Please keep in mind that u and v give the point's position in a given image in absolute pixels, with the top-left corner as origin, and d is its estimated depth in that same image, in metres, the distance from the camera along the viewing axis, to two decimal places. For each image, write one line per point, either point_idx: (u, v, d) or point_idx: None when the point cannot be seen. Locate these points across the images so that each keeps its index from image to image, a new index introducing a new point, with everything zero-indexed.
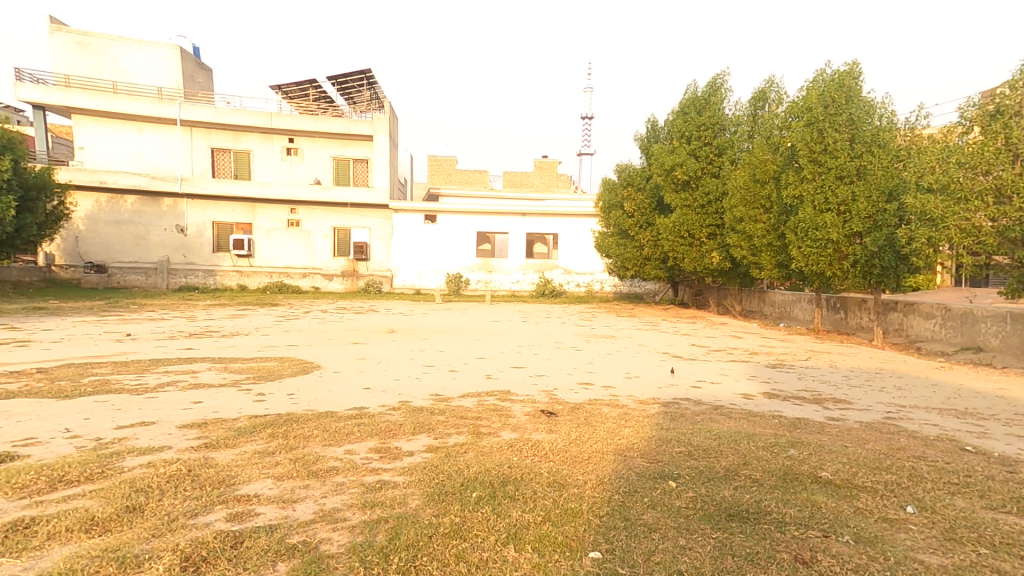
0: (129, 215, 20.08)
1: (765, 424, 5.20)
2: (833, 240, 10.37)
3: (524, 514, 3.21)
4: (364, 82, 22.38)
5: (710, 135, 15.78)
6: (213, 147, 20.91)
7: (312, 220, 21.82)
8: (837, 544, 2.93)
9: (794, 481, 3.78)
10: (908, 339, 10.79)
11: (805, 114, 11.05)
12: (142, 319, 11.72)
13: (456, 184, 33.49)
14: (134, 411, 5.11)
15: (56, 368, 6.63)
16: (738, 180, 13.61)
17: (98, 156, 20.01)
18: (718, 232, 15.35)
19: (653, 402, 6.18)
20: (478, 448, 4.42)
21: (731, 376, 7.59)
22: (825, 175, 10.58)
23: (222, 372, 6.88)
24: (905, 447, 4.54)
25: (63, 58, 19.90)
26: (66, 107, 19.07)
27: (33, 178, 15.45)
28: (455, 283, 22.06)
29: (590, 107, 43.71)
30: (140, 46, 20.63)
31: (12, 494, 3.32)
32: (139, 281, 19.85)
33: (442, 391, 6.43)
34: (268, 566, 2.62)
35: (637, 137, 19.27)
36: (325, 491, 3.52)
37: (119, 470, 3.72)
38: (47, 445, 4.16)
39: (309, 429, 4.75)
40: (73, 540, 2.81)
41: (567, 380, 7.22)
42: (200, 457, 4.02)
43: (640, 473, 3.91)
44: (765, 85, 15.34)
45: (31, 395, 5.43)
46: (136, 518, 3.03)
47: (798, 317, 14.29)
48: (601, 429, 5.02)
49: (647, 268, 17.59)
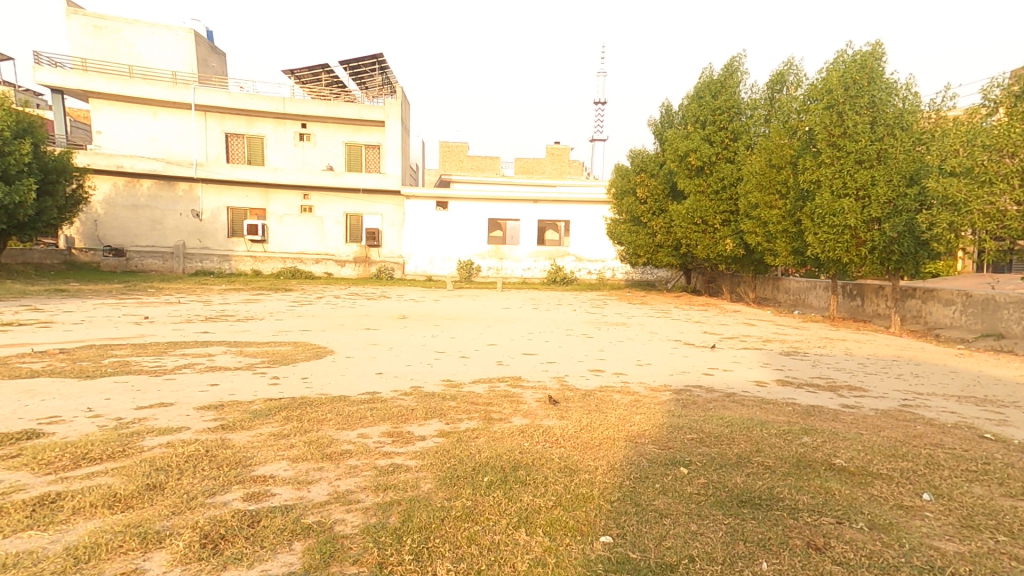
0: (145, 200, 20.25)
1: (778, 411, 5.17)
2: (850, 226, 10.20)
3: (535, 498, 3.23)
4: (376, 66, 22.29)
5: (726, 119, 15.50)
6: (227, 132, 21.01)
7: (324, 206, 21.90)
8: (851, 530, 2.92)
9: (807, 468, 3.76)
10: (926, 326, 10.65)
11: (824, 97, 10.81)
12: (160, 302, 11.95)
13: (468, 170, 33.40)
14: (152, 392, 5.21)
15: (77, 349, 6.77)
16: (754, 166, 13.37)
17: (114, 140, 20.21)
18: (732, 219, 15.15)
19: (665, 389, 6.17)
20: (489, 433, 4.45)
21: (744, 364, 7.53)
22: (844, 159, 10.37)
23: (238, 356, 6.99)
24: (921, 435, 4.48)
25: (79, 42, 20.02)
26: (83, 91, 19.24)
27: (53, 162, 15.59)
28: (466, 270, 22.09)
29: (603, 91, 43.01)
30: (156, 30, 20.71)
31: (38, 470, 3.40)
32: (157, 265, 20.24)
33: (454, 377, 6.50)
34: (284, 545, 2.67)
35: (651, 122, 19.00)
36: (338, 473, 3.57)
37: (139, 449, 3.80)
38: (70, 423, 4.25)
39: (323, 413, 4.81)
40: (97, 515, 2.89)
41: (578, 367, 7.25)
42: (217, 438, 4.09)
43: (651, 460, 3.92)
44: (783, 68, 14.96)
45: (54, 375, 5.57)
46: (156, 496, 3.10)
47: (813, 304, 14.12)
48: (612, 416, 5.02)
49: (659, 255, 17.45)
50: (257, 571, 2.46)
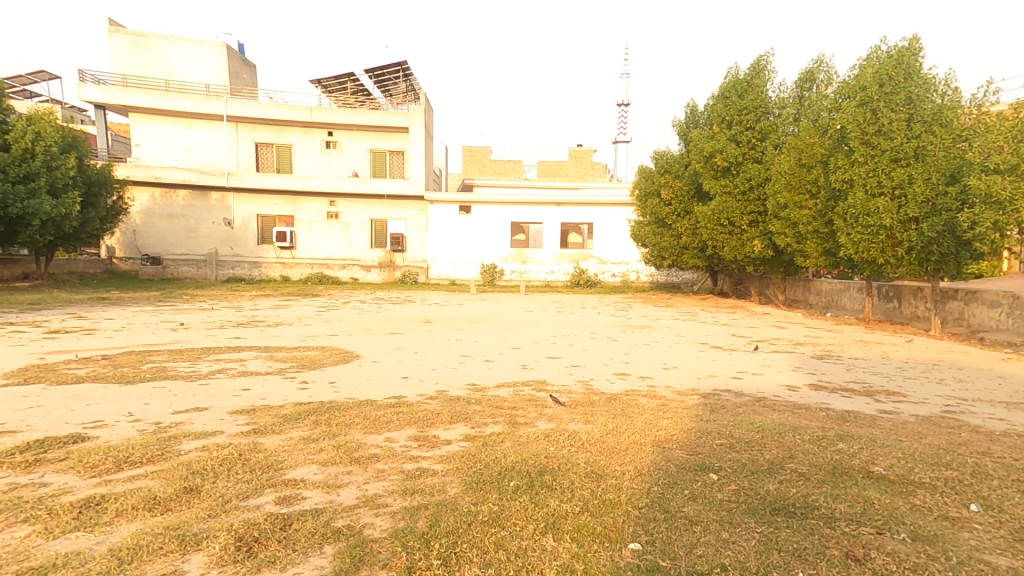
0: (181, 209, 20.90)
1: (812, 417, 5.06)
2: (886, 226, 9.91)
3: (562, 504, 3.21)
4: (400, 74, 22.50)
5: (753, 119, 15.20)
6: (257, 141, 21.53)
7: (350, 212, 22.26)
8: (893, 541, 2.82)
9: (844, 476, 3.66)
10: (969, 329, 10.27)
11: (858, 94, 10.53)
12: (194, 308, 12.33)
13: (490, 174, 33.55)
14: (189, 397, 5.37)
15: (118, 355, 7.00)
16: (781, 165, 13.15)
17: (152, 152, 20.89)
18: (760, 219, 14.88)
19: (692, 393, 6.07)
20: (514, 438, 4.45)
21: (774, 367, 7.37)
22: (878, 158, 10.09)
23: (268, 361, 7.13)
24: (967, 443, 4.31)
25: (119, 58, 20.83)
26: (123, 106, 19.97)
27: (95, 174, 16.17)
28: (491, 273, 22.06)
29: (627, 93, 42.53)
30: (190, 45, 21.37)
31: (84, 473, 3.53)
32: (191, 272, 20.77)
33: (479, 381, 6.53)
34: (315, 548, 2.71)
35: (675, 122, 18.75)
36: (366, 477, 3.61)
37: (176, 453, 3.91)
38: (112, 428, 4.40)
39: (350, 417, 4.88)
40: (138, 517, 2.98)
41: (603, 371, 7.20)
42: (250, 442, 4.19)
43: (679, 465, 3.86)
44: (813, 65, 14.63)
45: (98, 380, 5.78)
46: (194, 499, 3.19)
47: (847, 306, 13.79)
48: (638, 420, 4.97)
49: (685, 257, 17.25)
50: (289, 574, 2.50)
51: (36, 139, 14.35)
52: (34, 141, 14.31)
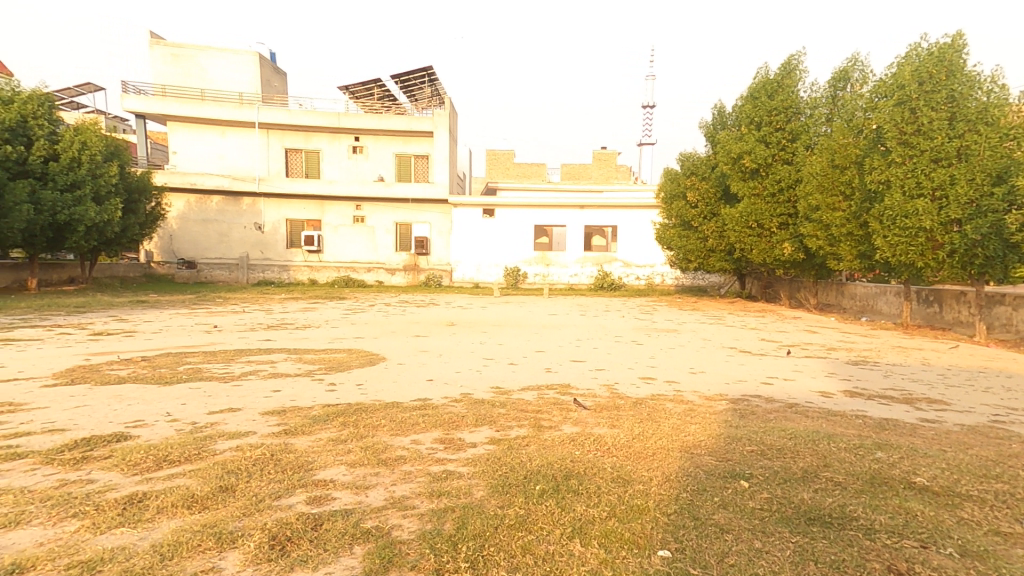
0: (214, 214, 21.36)
1: (848, 424, 4.92)
2: (926, 229, 9.60)
3: (589, 508, 3.18)
4: (425, 79, 22.70)
5: (783, 120, 14.92)
6: (287, 147, 21.98)
7: (375, 216, 22.53)
8: (939, 556, 2.73)
9: (883, 486, 3.55)
10: (1017, 335, 9.90)
11: (895, 93, 10.31)
12: (227, 311, 12.63)
13: (514, 177, 33.62)
14: (222, 397, 5.49)
15: (157, 357, 7.22)
16: (813, 167, 12.87)
17: (188, 159, 21.51)
18: (790, 222, 14.59)
19: (721, 398, 5.97)
20: (540, 441, 4.44)
21: (806, 373, 7.20)
22: (917, 158, 9.80)
23: (297, 363, 7.26)
24: (1017, 455, 4.14)
25: (159, 69, 21.55)
26: (163, 115, 20.62)
27: (136, 181, 16.71)
28: (514, 276, 22.10)
29: (653, 94, 42.08)
30: (225, 54, 21.96)
31: (127, 471, 3.64)
32: (224, 275, 21.30)
33: (503, 384, 6.52)
34: (345, 549, 2.74)
35: (702, 123, 18.51)
36: (394, 479, 3.64)
37: (211, 452, 4.00)
38: (152, 427, 4.53)
39: (377, 419, 4.92)
40: (178, 514, 3.06)
41: (628, 375, 7.14)
42: (281, 443, 4.26)
43: (708, 471, 3.79)
44: (847, 64, 14.29)
45: (138, 380, 5.96)
46: (229, 498, 3.26)
47: (883, 311, 13.42)
48: (665, 425, 4.90)
49: (712, 260, 17.02)
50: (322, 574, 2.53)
51: (82, 149, 14.87)
52: (80, 151, 14.85)
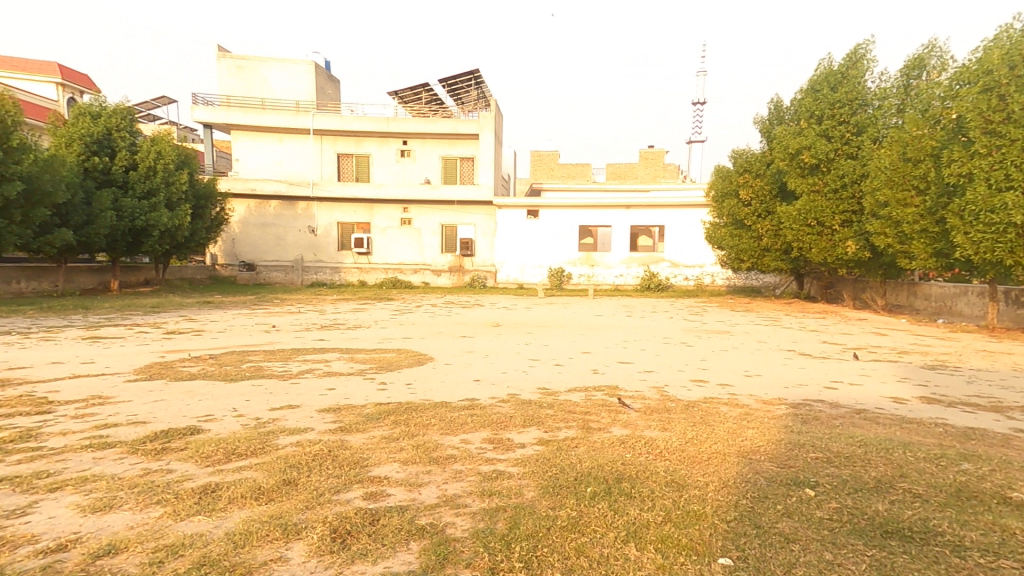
0: (272, 218, 22.25)
1: (925, 433, 4.62)
2: (1016, 223, 8.99)
3: (643, 513, 3.09)
4: (472, 83, 22.95)
5: (847, 113, 14.33)
6: (339, 152, 22.63)
7: (422, 218, 22.86)
8: None
9: (968, 500, 3.31)
10: None
11: (981, 79, 9.78)
12: (284, 311, 13.10)
13: (557, 178, 33.51)
14: (282, 394, 5.67)
15: (222, 354, 7.55)
16: (881, 161, 12.19)
17: (250, 166, 22.41)
18: (854, 219, 13.95)
19: (780, 403, 5.74)
20: (589, 443, 4.36)
21: (875, 377, 6.82)
22: (1006, 148, 9.22)
23: (349, 362, 7.42)
24: None
25: (225, 81, 22.58)
26: (227, 124, 21.58)
27: (203, 188, 17.49)
28: (559, 277, 22.05)
29: (703, 90, 41.01)
30: (284, 65, 22.84)
31: (200, 462, 3.79)
32: (280, 278, 22.13)
33: (549, 385, 6.45)
34: (403, 544, 2.76)
35: (757, 119, 17.93)
36: (445, 477, 3.65)
37: (274, 447, 4.12)
38: (220, 421, 4.71)
39: (427, 418, 4.96)
40: (247, 505, 3.16)
41: (678, 377, 6.95)
42: (338, 439, 4.35)
43: (769, 478, 3.63)
44: (923, 52, 13.47)
45: (207, 377, 6.23)
46: (292, 491, 3.34)
47: (964, 312, 12.70)
48: (720, 429, 4.74)
49: (766, 259, 16.47)
50: (382, 567, 2.55)
51: (158, 158, 15.73)
52: (155, 160, 15.67)
